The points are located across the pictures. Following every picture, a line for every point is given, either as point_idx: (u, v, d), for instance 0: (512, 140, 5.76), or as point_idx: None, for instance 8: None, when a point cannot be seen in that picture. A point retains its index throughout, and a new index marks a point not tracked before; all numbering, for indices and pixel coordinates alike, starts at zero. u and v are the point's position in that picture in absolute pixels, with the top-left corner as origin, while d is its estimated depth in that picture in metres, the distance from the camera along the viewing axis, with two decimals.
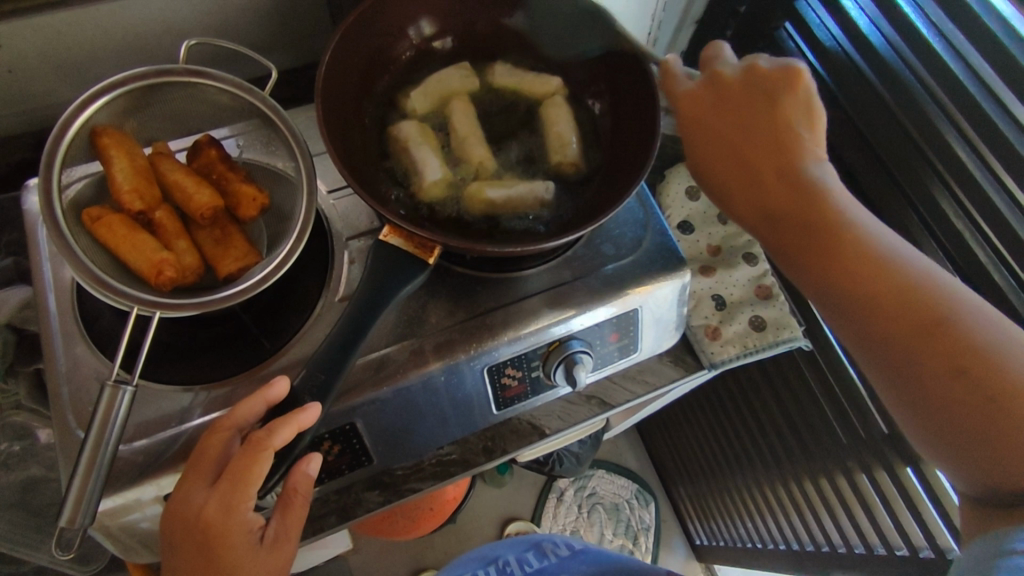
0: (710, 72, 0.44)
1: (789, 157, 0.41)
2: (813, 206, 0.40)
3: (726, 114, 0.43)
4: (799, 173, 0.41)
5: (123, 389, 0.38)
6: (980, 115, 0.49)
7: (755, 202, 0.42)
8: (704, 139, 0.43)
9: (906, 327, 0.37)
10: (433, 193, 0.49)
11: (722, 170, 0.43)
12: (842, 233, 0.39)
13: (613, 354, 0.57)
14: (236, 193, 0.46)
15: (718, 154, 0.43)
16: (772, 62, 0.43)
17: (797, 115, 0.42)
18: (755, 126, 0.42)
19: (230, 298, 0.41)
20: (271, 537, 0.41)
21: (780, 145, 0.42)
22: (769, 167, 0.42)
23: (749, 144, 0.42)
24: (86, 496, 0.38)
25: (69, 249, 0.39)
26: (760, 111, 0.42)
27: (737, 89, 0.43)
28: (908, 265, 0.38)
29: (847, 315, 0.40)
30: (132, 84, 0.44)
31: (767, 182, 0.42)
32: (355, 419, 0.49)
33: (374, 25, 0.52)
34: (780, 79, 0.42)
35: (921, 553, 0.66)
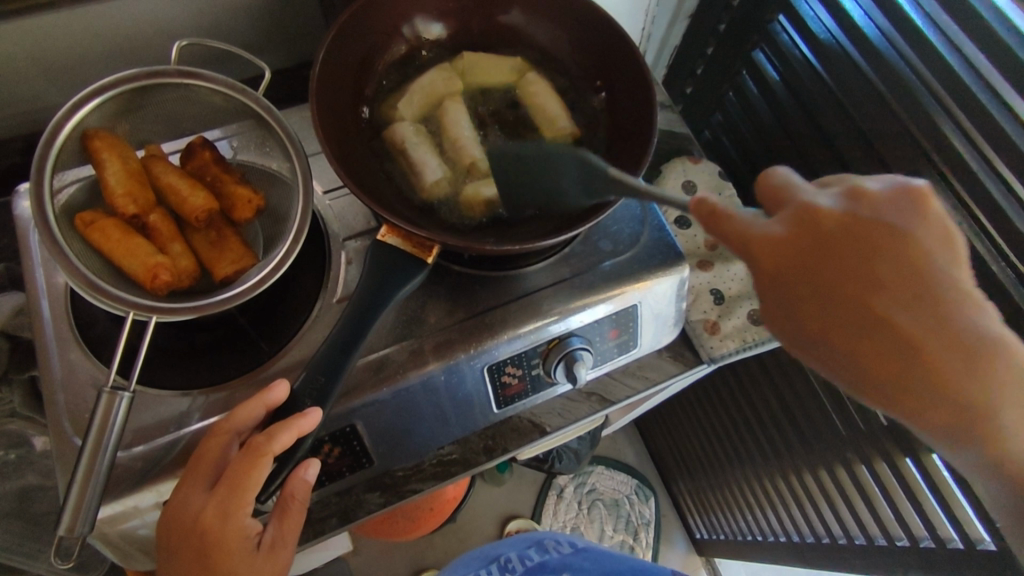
0: (798, 207, 0.31)
1: (949, 315, 0.30)
2: (977, 369, 0.30)
3: (839, 273, 0.30)
4: (968, 335, 0.30)
5: (120, 396, 0.37)
6: (975, 106, 0.49)
7: (901, 376, 0.30)
8: (815, 297, 0.30)
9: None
10: (436, 193, 0.49)
11: (856, 339, 0.30)
12: (995, 394, 0.31)
13: (613, 350, 0.57)
14: (230, 195, 0.46)
15: (840, 318, 0.30)
16: (883, 183, 0.32)
17: (937, 253, 0.30)
18: (895, 280, 0.30)
19: (226, 302, 0.41)
20: (267, 543, 0.41)
21: (935, 303, 0.30)
22: (922, 331, 0.30)
23: (890, 301, 0.30)
24: (85, 504, 0.37)
25: (63, 255, 0.38)
26: (895, 260, 0.30)
27: (853, 232, 0.30)
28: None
29: (980, 468, 0.34)
30: (123, 86, 0.43)
31: (923, 355, 0.30)
32: (355, 421, 0.48)
33: (365, 23, 0.51)
34: (901, 206, 0.31)
35: (921, 543, 0.66)
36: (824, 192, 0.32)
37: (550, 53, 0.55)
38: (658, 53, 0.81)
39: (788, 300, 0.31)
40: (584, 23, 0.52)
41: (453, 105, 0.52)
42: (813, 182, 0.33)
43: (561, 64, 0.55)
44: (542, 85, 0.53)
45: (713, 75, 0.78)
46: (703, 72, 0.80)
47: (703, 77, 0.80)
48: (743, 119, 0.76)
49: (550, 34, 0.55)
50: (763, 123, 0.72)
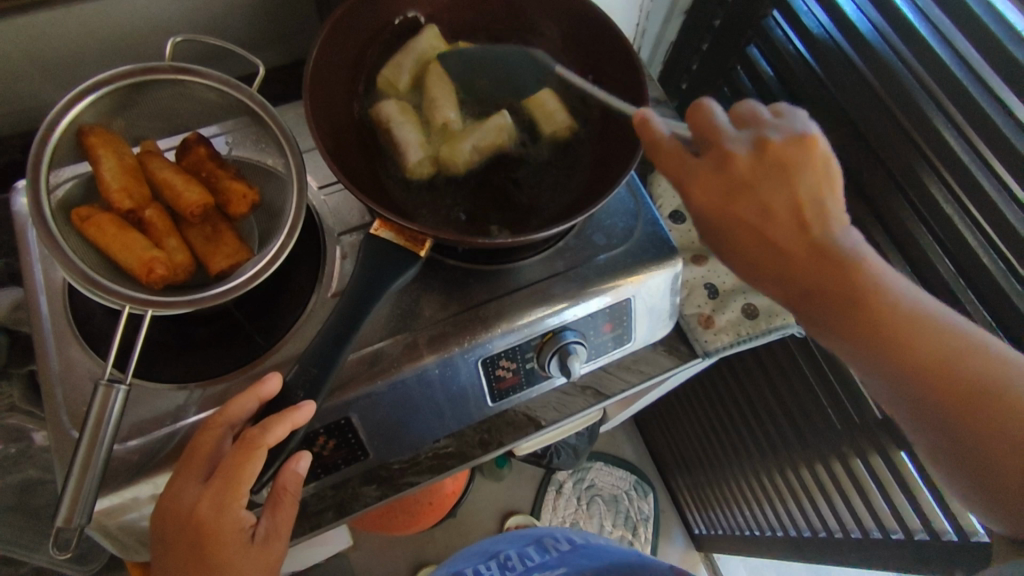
0: (715, 145, 0.39)
1: (817, 233, 0.38)
2: (845, 275, 0.38)
3: (738, 201, 0.38)
4: (831, 248, 0.38)
5: (117, 388, 0.38)
6: (966, 99, 0.49)
7: (780, 276, 0.39)
8: (723, 222, 0.39)
9: (936, 383, 0.37)
10: (418, 173, 0.50)
11: (747, 246, 0.39)
12: (868, 296, 0.38)
13: (607, 344, 0.57)
14: (225, 190, 0.46)
15: (739, 234, 0.39)
16: (783, 134, 0.38)
17: (815, 186, 0.38)
18: (778, 206, 0.38)
19: (221, 296, 0.41)
20: (261, 534, 0.41)
21: (805, 225, 0.38)
22: (797, 243, 0.39)
23: (773, 222, 0.38)
24: (83, 495, 0.38)
25: (59, 249, 0.38)
26: (781, 188, 0.38)
27: (757, 169, 0.38)
28: (932, 320, 0.38)
29: (880, 375, 0.39)
30: (118, 83, 0.44)
31: (796, 263, 0.39)
32: (350, 414, 0.49)
33: (358, 20, 0.51)
34: (795, 148, 0.38)
35: (917, 536, 0.67)
36: (740, 134, 0.39)
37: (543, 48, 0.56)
38: (654, 49, 0.81)
39: (700, 223, 0.41)
40: (576, 18, 0.53)
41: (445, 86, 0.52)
42: (739, 128, 0.40)
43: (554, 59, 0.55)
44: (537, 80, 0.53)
45: (709, 71, 0.79)
46: (698, 67, 0.80)
47: (699, 72, 0.80)
48: None
49: (543, 29, 0.55)
50: None
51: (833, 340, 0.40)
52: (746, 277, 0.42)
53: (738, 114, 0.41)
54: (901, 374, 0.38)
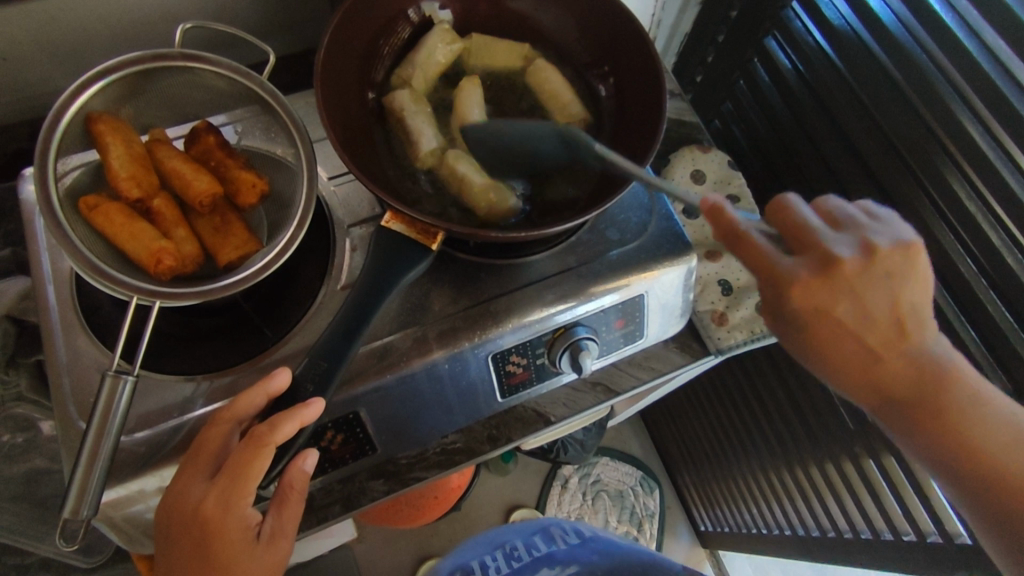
0: (822, 253, 0.37)
1: (912, 341, 0.39)
2: (936, 392, 0.39)
3: (845, 311, 0.38)
4: (924, 358, 0.39)
5: (124, 378, 0.37)
6: (993, 93, 0.47)
7: (873, 385, 0.40)
8: (829, 333, 0.39)
9: (1007, 495, 0.39)
10: (428, 163, 0.49)
11: (845, 358, 0.39)
12: (951, 410, 0.39)
13: (619, 341, 0.56)
14: (234, 180, 0.46)
15: (838, 343, 0.39)
16: (889, 239, 0.38)
17: (919, 300, 0.39)
18: (883, 318, 0.38)
19: (230, 287, 0.40)
20: (267, 532, 0.41)
21: (904, 334, 0.39)
22: (893, 356, 0.39)
23: (878, 337, 0.39)
24: (90, 487, 0.37)
25: (67, 238, 0.38)
26: (886, 298, 0.38)
27: (858, 280, 0.37)
28: (1009, 426, 0.39)
29: (960, 482, 0.40)
30: (126, 70, 0.43)
31: (888, 372, 0.39)
32: (359, 408, 0.48)
33: (372, 9, 0.50)
34: (903, 262, 0.38)
35: (929, 539, 0.66)
36: (842, 238, 0.38)
37: (559, 39, 0.55)
38: (669, 39, 0.79)
39: (794, 321, 0.39)
40: (593, 8, 0.51)
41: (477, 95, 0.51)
42: (837, 226, 0.39)
43: (569, 50, 0.55)
44: (553, 71, 0.52)
45: (723, 64, 0.77)
46: (713, 60, 0.79)
47: (713, 65, 0.79)
48: (755, 107, 0.75)
49: (559, 19, 0.54)
50: (775, 111, 0.71)
51: (915, 448, 0.41)
52: (830, 382, 0.42)
53: (822, 207, 0.40)
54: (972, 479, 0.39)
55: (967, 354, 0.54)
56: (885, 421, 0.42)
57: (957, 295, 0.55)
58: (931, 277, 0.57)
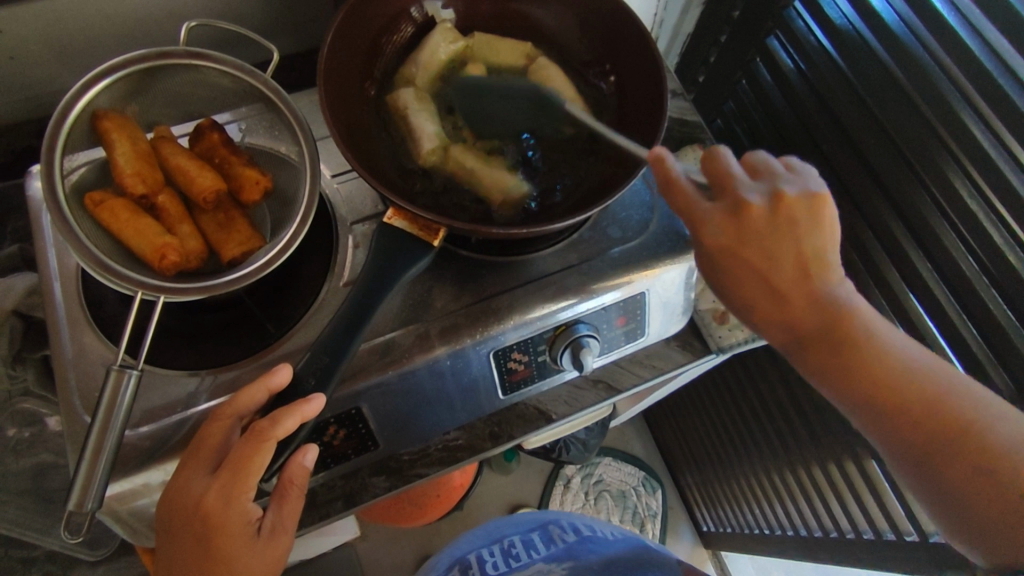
0: (732, 196, 0.39)
1: (817, 283, 0.40)
2: (841, 329, 0.39)
3: (751, 249, 0.39)
4: (830, 304, 0.40)
5: (129, 373, 0.38)
6: (995, 91, 0.47)
7: (781, 326, 0.41)
8: (738, 271, 0.40)
9: (912, 423, 0.39)
10: (431, 162, 0.49)
11: (753, 301, 0.41)
12: (854, 354, 0.39)
13: (620, 338, 0.57)
14: (238, 177, 0.46)
15: (745, 283, 0.40)
16: (798, 188, 0.39)
17: (824, 243, 0.39)
18: (788, 257, 0.39)
19: (233, 283, 0.41)
20: (267, 527, 0.41)
21: (808, 275, 0.39)
22: (800, 297, 0.40)
23: (783, 277, 0.39)
24: (95, 479, 0.38)
25: (72, 234, 0.38)
26: (789, 241, 0.39)
27: (765, 222, 0.38)
28: (913, 368, 0.39)
29: (875, 422, 0.40)
30: (131, 67, 0.43)
31: (797, 312, 0.40)
32: (361, 403, 0.48)
33: (376, 8, 0.51)
34: (808, 209, 0.38)
35: (931, 539, 0.65)
36: (755, 184, 0.40)
37: (561, 38, 0.55)
38: (671, 40, 0.80)
39: (708, 260, 0.41)
40: (594, 7, 0.52)
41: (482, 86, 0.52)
42: (756, 176, 0.41)
43: (571, 48, 0.55)
44: (555, 69, 0.52)
45: (726, 64, 0.77)
46: (716, 60, 0.79)
47: (716, 65, 0.79)
48: (758, 107, 0.75)
49: (561, 18, 0.54)
50: (777, 110, 0.71)
51: (832, 392, 0.41)
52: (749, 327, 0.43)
53: (754, 161, 0.42)
54: (881, 417, 0.40)
55: (969, 352, 0.54)
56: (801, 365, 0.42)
57: (959, 294, 0.54)
58: (934, 276, 0.56)
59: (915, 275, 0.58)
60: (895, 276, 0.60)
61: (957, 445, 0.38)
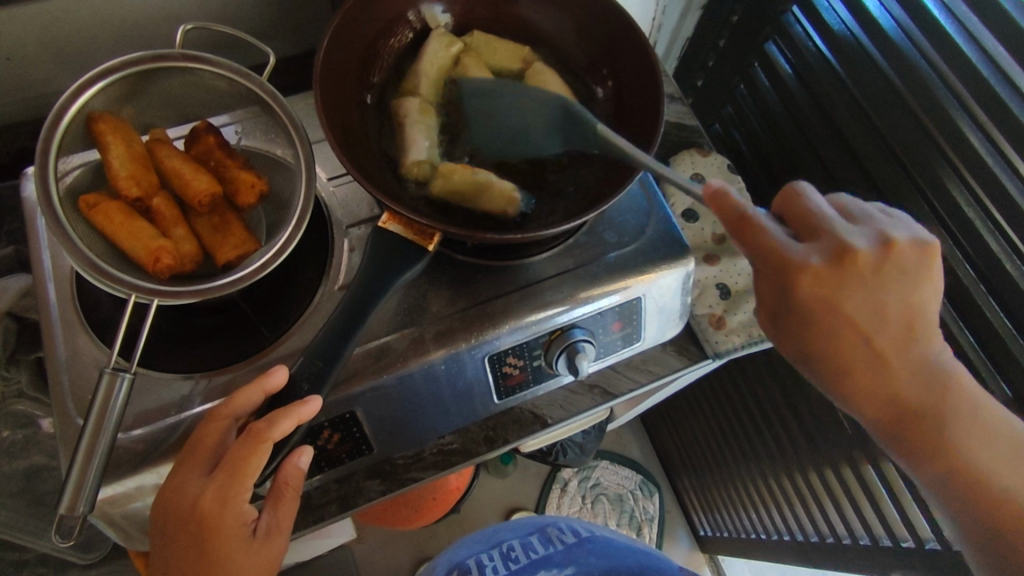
0: (839, 241, 0.39)
1: (916, 342, 0.40)
2: (931, 391, 0.40)
3: (851, 302, 0.39)
4: (927, 363, 0.41)
5: (121, 376, 0.38)
6: (992, 99, 0.47)
7: (869, 382, 0.41)
8: (828, 322, 0.40)
9: (977, 484, 0.41)
10: (415, 173, 0.48)
11: (849, 359, 0.40)
12: (948, 422, 0.40)
13: (616, 343, 0.56)
14: (234, 180, 0.46)
15: (839, 344, 0.40)
16: (908, 235, 0.40)
17: (927, 301, 0.40)
18: (889, 309, 0.40)
19: (227, 286, 0.41)
20: (263, 529, 0.41)
21: (908, 332, 0.40)
22: (894, 356, 0.40)
23: (882, 331, 0.40)
24: (87, 484, 0.38)
25: (66, 236, 0.38)
26: (893, 294, 0.39)
27: (873, 269, 0.39)
28: (1000, 437, 0.41)
29: (939, 476, 0.42)
30: (127, 70, 0.43)
31: (888, 370, 0.41)
32: (355, 407, 0.48)
33: (372, 11, 0.51)
34: (915, 259, 0.39)
35: (927, 545, 0.65)
36: (861, 229, 0.40)
37: (558, 42, 0.55)
38: (669, 44, 0.80)
39: (800, 312, 0.40)
40: (592, 11, 0.52)
41: (507, 97, 0.51)
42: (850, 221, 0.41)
43: (568, 52, 0.55)
44: (551, 74, 0.52)
45: (724, 68, 0.77)
46: (714, 64, 0.79)
47: (714, 70, 0.79)
48: (756, 113, 0.75)
49: (558, 22, 0.54)
50: (775, 116, 0.71)
51: (903, 450, 0.43)
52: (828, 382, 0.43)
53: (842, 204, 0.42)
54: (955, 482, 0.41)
55: (965, 359, 0.54)
56: (877, 423, 0.43)
57: (956, 300, 0.54)
58: None
59: None
60: None
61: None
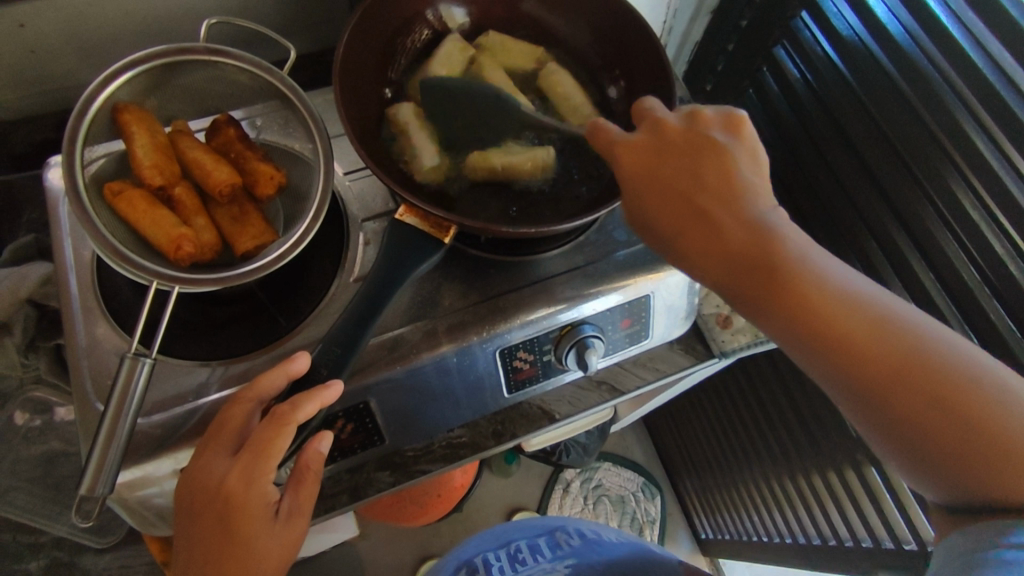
0: (653, 118, 0.43)
1: (741, 203, 0.40)
2: (768, 251, 0.38)
3: (673, 167, 0.41)
4: (752, 220, 0.39)
5: (143, 361, 0.38)
6: (998, 104, 0.48)
7: (712, 250, 0.39)
8: (662, 192, 0.41)
9: (854, 349, 0.36)
10: (429, 179, 0.49)
11: (684, 228, 0.40)
12: (797, 280, 0.37)
13: (624, 340, 0.57)
14: (253, 172, 0.47)
15: (678, 214, 0.40)
16: (715, 110, 0.43)
17: (742, 163, 0.41)
18: (702, 170, 0.41)
19: (247, 275, 0.42)
20: (285, 511, 0.42)
21: (731, 193, 0.40)
22: (723, 216, 0.39)
23: (704, 192, 0.40)
24: (107, 465, 0.38)
25: (91, 222, 0.39)
26: (705, 157, 0.41)
27: (682, 135, 0.42)
28: (860, 296, 0.37)
29: (813, 355, 0.38)
30: (152, 63, 0.44)
31: (721, 230, 0.39)
32: (369, 398, 0.49)
33: (389, 10, 0.52)
34: (723, 124, 0.43)
35: (929, 547, 0.66)
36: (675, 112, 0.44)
37: (572, 43, 0.56)
38: (679, 48, 0.81)
39: (632, 185, 0.42)
40: (606, 12, 0.53)
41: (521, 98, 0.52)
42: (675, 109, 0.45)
43: (582, 53, 0.56)
44: (565, 75, 0.53)
45: (733, 72, 0.78)
46: (723, 68, 0.80)
47: (723, 73, 0.80)
48: (764, 117, 0.76)
49: (573, 23, 0.55)
50: (783, 119, 0.72)
51: (774, 331, 0.39)
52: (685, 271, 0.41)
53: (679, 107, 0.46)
54: (835, 356, 0.37)
55: None
56: (740, 307, 0.40)
57: (961, 303, 0.55)
58: (934, 284, 0.57)
59: (916, 284, 0.58)
60: (896, 285, 0.61)
61: (911, 372, 0.35)
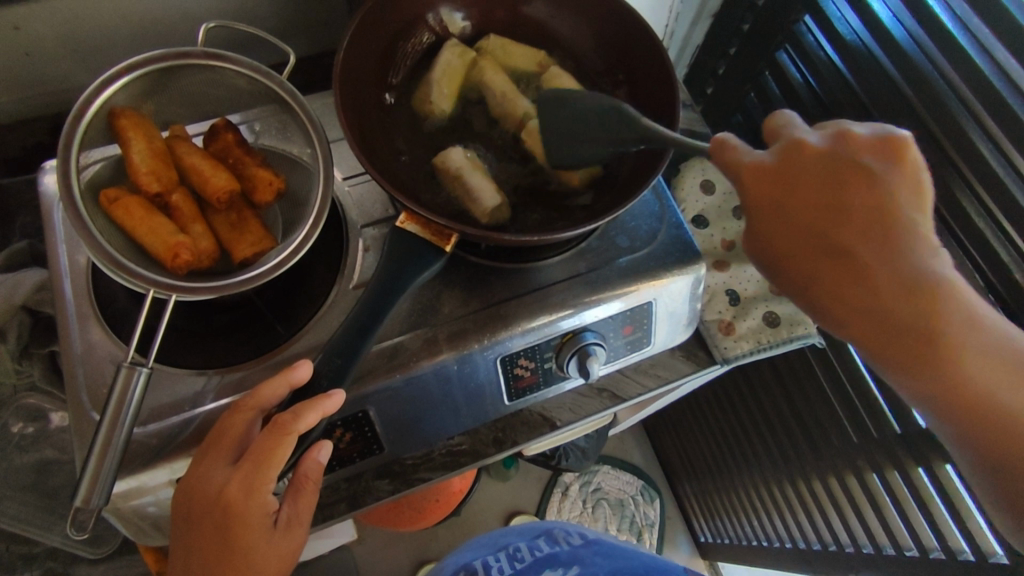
0: (792, 142, 0.38)
1: (897, 247, 0.36)
2: (921, 304, 0.36)
3: (814, 200, 0.37)
4: (909, 269, 0.36)
5: (139, 370, 0.38)
6: (1004, 110, 0.48)
7: (848, 294, 0.37)
8: (796, 226, 0.37)
9: (984, 410, 0.36)
10: (497, 218, 0.47)
11: (814, 268, 0.38)
12: (940, 337, 0.36)
13: (625, 348, 0.57)
14: (252, 178, 0.46)
15: (814, 252, 0.37)
16: (870, 130, 0.38)
17: (903, 196, 0.36)
18: (853, 207, 0.37)
19: (245, 283, 0.41)
20: (284, 520, 0.41)
21: (883, 234, 0.36)
22: (871, 262, 0.36)
23: (851, 231, 0.36)
24: (102, 477, 0.38)
25: (87, 230, 0.38)
26: (857, 191, 0.37)
27: (825, 163, 0.37)
28: (999, 354, 0.36)
29: (939, 406, 0.38)
30: (149, 67, 0.43)
31: (868, 277, 0.36)
32: (367, 406, 0.48)
33: (390, 13, 0.51)
34: (882, 149, 0.37)
35: (931, 554, 0.65)
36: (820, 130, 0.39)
37: (575, 48, 0.56)
38: (680, 51, 0.80)
39: (760, 218, 0.38)
40: (609, 16, 0.52)
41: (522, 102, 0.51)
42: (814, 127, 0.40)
43: (584, 58, 0.55)
44: (567, 77, 0.52)
45: (734, 76, 0.78)
46: (724, 72, 0.80)
47: (724, 77, 0.80)
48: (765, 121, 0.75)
49: (575, 27, 0.55)
50: None
51: (900, 377, 0.38)
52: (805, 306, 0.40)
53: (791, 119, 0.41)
54: (964, 412, 0.37)
55: None
56: (869, 350, 0.38)
57: None
58: None
59: None
60: None
61: None
